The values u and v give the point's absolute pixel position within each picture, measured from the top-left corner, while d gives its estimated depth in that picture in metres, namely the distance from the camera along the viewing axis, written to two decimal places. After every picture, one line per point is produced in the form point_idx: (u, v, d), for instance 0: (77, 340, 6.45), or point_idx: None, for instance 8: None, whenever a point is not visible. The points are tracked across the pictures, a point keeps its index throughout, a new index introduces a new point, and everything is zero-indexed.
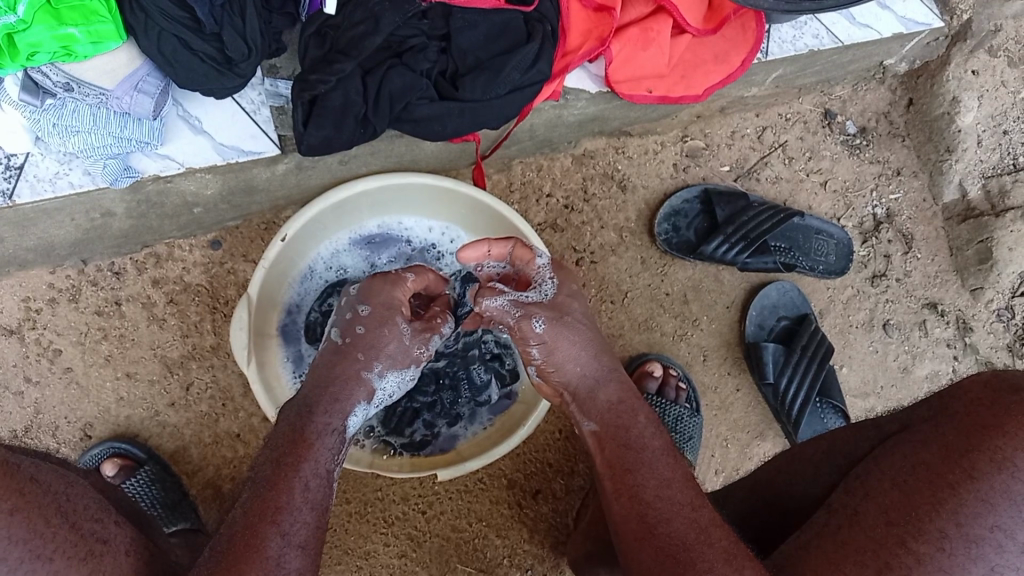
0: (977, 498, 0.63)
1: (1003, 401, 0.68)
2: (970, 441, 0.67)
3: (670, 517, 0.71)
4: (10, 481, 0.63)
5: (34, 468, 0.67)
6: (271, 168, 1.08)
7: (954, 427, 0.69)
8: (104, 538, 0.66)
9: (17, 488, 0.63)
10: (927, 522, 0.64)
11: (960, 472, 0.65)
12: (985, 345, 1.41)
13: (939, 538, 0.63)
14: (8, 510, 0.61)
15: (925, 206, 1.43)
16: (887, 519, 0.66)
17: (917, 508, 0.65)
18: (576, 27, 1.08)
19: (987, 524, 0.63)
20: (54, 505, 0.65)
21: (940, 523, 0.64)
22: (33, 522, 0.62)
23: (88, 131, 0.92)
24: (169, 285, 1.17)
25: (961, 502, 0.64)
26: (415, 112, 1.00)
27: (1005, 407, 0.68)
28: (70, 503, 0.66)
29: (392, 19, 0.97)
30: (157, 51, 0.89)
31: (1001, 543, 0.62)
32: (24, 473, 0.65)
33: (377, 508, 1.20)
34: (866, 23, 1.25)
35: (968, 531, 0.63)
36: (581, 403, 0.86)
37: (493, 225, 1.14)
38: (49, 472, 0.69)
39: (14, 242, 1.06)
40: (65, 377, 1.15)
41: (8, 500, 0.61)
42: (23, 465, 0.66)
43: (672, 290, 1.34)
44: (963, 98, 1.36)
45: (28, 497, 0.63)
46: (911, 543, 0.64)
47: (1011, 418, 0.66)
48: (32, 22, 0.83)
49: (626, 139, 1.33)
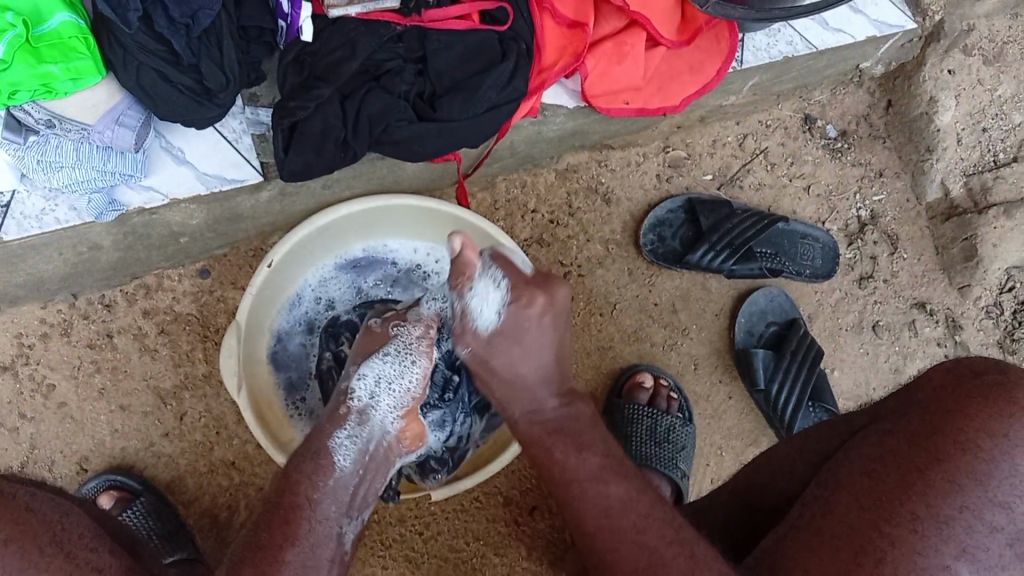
0: (945, 479, 0.65)
1: (968, 387, 0.71)
2: (935, 425, 0.69)
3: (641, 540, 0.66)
4: (7, 510, 0.64)
5: (27, 500, 0.69)
6: (255, 196, 1.09)
7: (919, 414, 0.71)
8: (99, 568, 0.66)
9: (14, 518, 0.64)
10: (898, 505, 0.65)
11: (926, 455, 0.67)
12: (975, 342, 1.42)
13: (911, 520, 0.64)
14: (4, 540, 0.62)
15: (908, 206, 1.44)
16: (859, 505, 0.67)
17: (888, 493, 0.66)
18: (552, 45, 1.09)
19: (956, 505, 0.64)
20: (50, 535, 0.66)
21: (911, 506, 0.65)
22: (29, 553, 0.63)
23: (72, 166, 0.93)
24: (160, 316, 1.18)
25: (930, 484, 0.65)
26: (395, 134, 1.01)
27: (963, 391, 0.70)
28: (67, 534, 0.67)
29: (367, 44, 0.99)
30: (137, 84, 0.90)
31: (971, 523, 0.64)
32: (22, 504, 0.67)
33: (374, 531, 1.20)
34: (839, 28, 1.26)
35: (938, 512, 0.64)
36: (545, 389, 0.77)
37: (478, 242, 1.15)
38: (42, 503, 0.70)
39: (3, 279, 1.07)
40: (59, 411, 1.16)
41: (3, 529, 0.63)
42: (20, 497, 0.67)
43: (661, 300, 1.35)
44: (941, 97, 1.37)
45: (23, 526, 0.64)
46: (884, 526, 0.64)
47: (972, 400, 0.69)
48: (12, 61, 0.83)
49: (609, 152, 1.34)
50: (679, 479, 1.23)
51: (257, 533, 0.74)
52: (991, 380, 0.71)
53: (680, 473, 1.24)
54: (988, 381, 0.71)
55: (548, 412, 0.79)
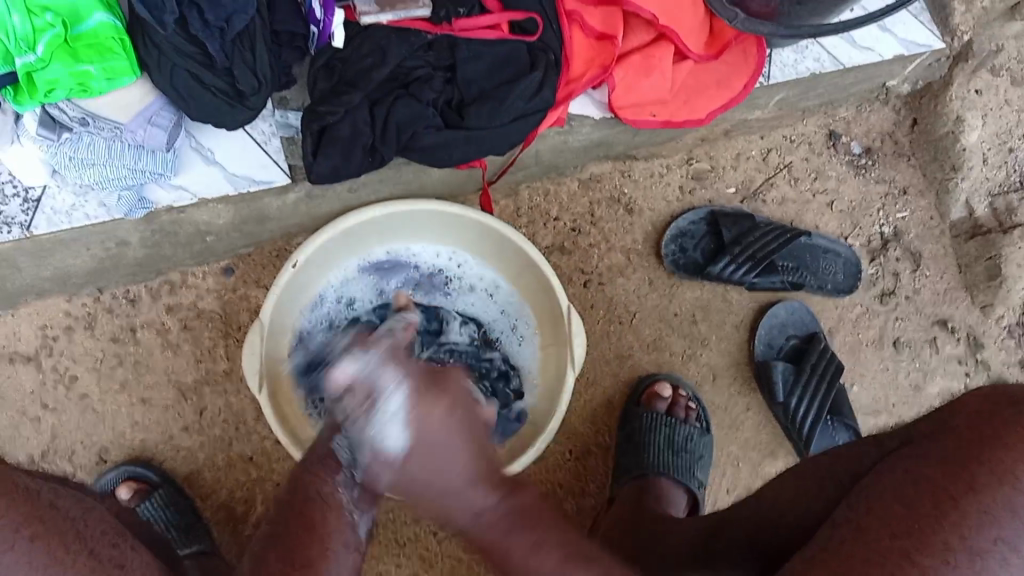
0: (980, 510, 0.65)
1: (1004, 413, 0.70)
2: (970, 455, 0.69)
3: None
4: (30, 507, 0.64)
5: (53, 494, 0.68)
6: (282, 197, 1.10)
7: (953, 442, 0.71)
8: (120, 564, 0.66)
9: (37, 514, 0.64)
10: (931, 535, 0.65)
11: (961, 484, 0.67)
12: (997, 361, 1.41)
13: (944, 550, 0.64)
14: (29, 537, 0.62)
15: (932, 224, 1.43)
16: (890, 532, 0.67)
17: (920, 521, 0.66)
18: (580, 55, 1.10)
19: (991, 536, 0.64)
20: (74, 530, 0.65)
21: (945, 535, 0.65)
22: (53, 548, 0.63)
23: (103, 164, 0.95)
24: (183, 312, 1.20)
25: (964, 514, 0.65)
26: (423, 140, 1.02)
27: (1003, 420, 0.70)
28: (88, 527, 0.67)
29: (398, 51, 1.00)
30: (171, 86, 0.91)
31: (1006, 556, 0.64)
32: (44, 499, 0.66)
33: (389, 530, 1.21)
34: (868, 46, 1.26)
35: (972, 544, 0.64)
36: None
37: (501, 246, 1.16)
38: (68, 498, 0.70)
39: (31, 272, 1.09)
40: (81, 403, 1.17)
41: (28, 525, 0.62)
42: (41, 490, 0.67)
43: (680, 310, 1.35)
44: (968, 117, 1.37)
45: (47, 523, 0.64)
46: (917, 555, 0.64)
47: (1009, 430, 0.69)
48: (50, 60, 0.85)
49: (632, 163, 1.35)
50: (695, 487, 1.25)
51: (276, 530, 0.76)
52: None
53: (697, 482, 1.26)
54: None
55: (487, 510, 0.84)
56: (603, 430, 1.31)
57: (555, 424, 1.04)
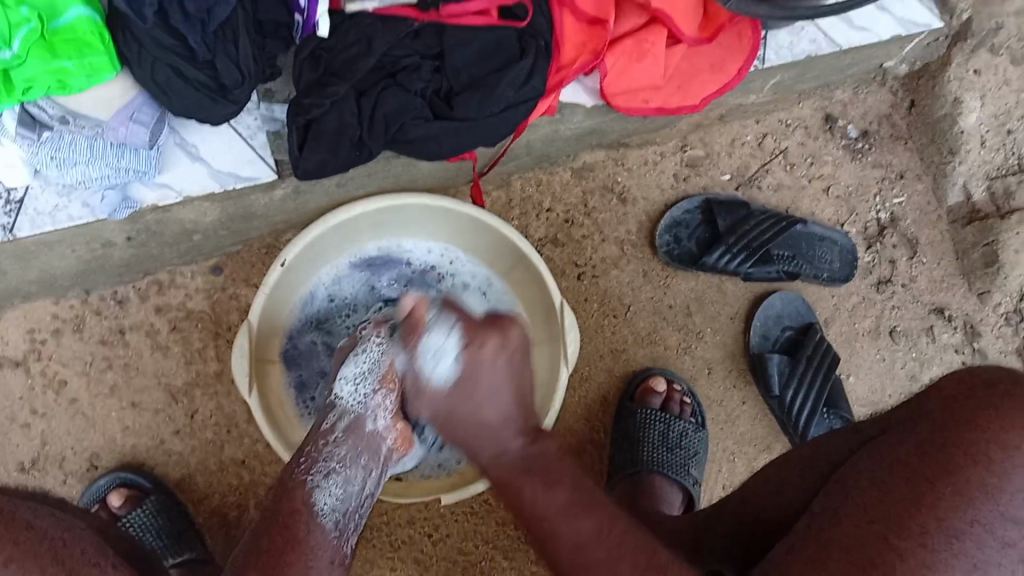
0: (955, 492, 0.64)
1: (978, 397, 0.69)
2: (946, 436, 0.67)
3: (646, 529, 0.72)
4: (6, 531, 0.62)
5: (30, 514, 0.66)
6: (269, 194, 1.08)
7: (931, 425, 0.70)
8: None
9: (13, 537, 0.62)
10: (908, 518, 0.64)
11: (937, 467, 0.66)
12: (993, 349, 1.40)
13: (921, 534, 0.63)
14: (6, 559, 0.60)
15: (929, 209, 1.42)
16: (868, 518, 0.66)
17: (898, 505, 0.65)
18: (571, 40, 1.08)
19: (967, 518, 0.63)
20: (52, 553, 0.63)
21: (921, 519, 0.63)
22: (29, 570, 0.61)
23: (86, 162, 0.93)
24: (172, 312, 1.18)
25: (940, 496, 0.64)
26: (410, 133, 1.00)
27: (977, 401, 0.69)
28: (68, 548, 0.65)
29: (384, 40, 0.98)
30: (152, 81, 0.89)
31: (982, 537, 0.62)
32: (21, 520, 0.64)
33: (383, 533, 1.19)
34: (865, 26, 1.24)
35: (948, 525, 0.62)
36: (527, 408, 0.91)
37: (492, 241, 1.15)
38: (48, 518, 0.68)
39: (15, 275, 1.07)
40: (70, 407, 1.16)
41: (3, 550, 0.60)
42: (20, 511, 0.65)
43: (676, 302, 1.33)
44: (965, 98, 1.35)
45: (23, 546, 0.62)
46: (893, 538, 0.63)
47: (984, 414, 0.67)
48: (27, 56, 0.83)
49: (626, 150, 1.33)
50: (690, 485, 1.24)
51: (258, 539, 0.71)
52: (998, 394, 0.68)
53: (691, 480, 1.25)
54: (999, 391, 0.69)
55: (513, 453, 0.76)
56: (598, 427, 1.30)
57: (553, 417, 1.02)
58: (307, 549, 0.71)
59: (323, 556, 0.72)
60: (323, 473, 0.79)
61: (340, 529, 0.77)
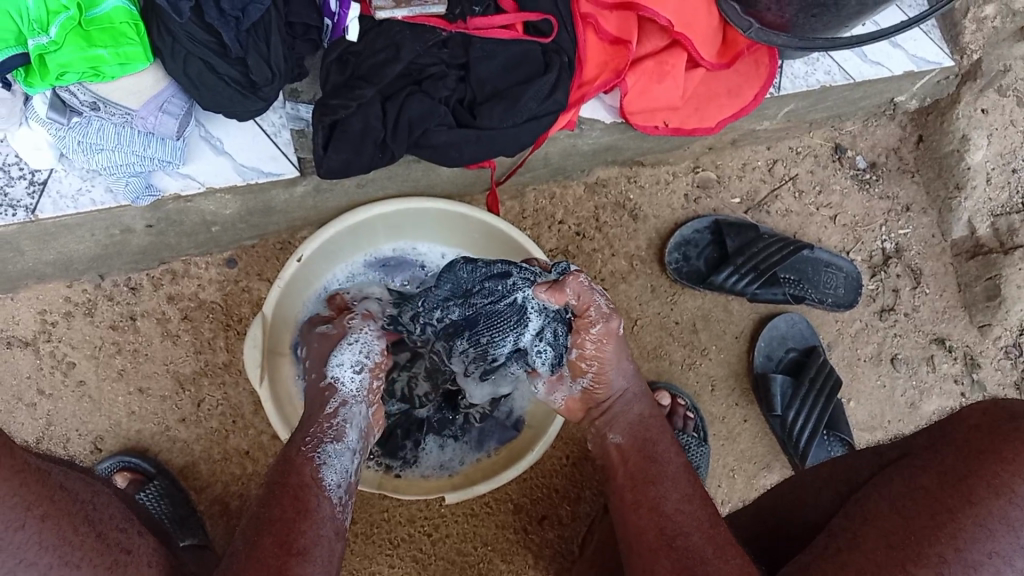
0: (976, 523, 0.67)
1: (1004, 433, 0.71)
2: (970, 466, 0.70)
3: (689, 531, 0.80)
4: (43, 487, 0.65)
5: (62, 476, 0.70)
6: (290, 190, 1.10)
7: (953, 452, 0.73)
8: (127, 548, 0.69)
9: (49, 495, 0.65)
10: (926, 547, 0.67)
11: (958, 498, 0.69)
12: (992, 382, 1.42)
13: (938, 562, 0.66)
14: (39, 516, 0.63)
15: (934, 241, 1.44)
16: (887, 542, 0.69)
17: (916, 532, 0.69)
18: (594, 58, 1.10)
19: (986, 550, 0.66)
20: (83, 513, 0.67)
21: (939, 548, 0.67)
22: (63, 530, 0.64)
23: (111, 149, 0.94)
24: (184, 302, 1.19)
25: (960, 527, 0.67)
26: (433, 138, 1.02)
27: (1003, 433, 0.71)
28: (96, 512, 0.69)
29: (412, 48, 0.99)
30: (184, 73, 0.91)
31: (998, 568, 0.65)
32: (54, 481, 0.68)
33: (383, 529, 1.20)
34: (878, 61, 1.26)
35: (966, 556, 0.66)
36: (609, 419, 0.96)
37: (505, 250, 1.16)
38: (76, 480, 0.72)
39: (33, 256, 1.08)
40: (77, 390, 1.17)
41: (40, 505, 0.63)
42: (53, 473, 0.69)
43: (681, 319, 1.35)
44: (973, 136, 1.37)
45: (57, 503, 0.65)
46: (912, 567, 0.66)
47: (1009, 444, 0.70)
48: (63, 43, 0.84)
49: (639, 169, 1.35)
50: None
51: (267, 507, 0.78)
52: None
53: None
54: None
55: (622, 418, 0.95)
56: None
57: (560, 415, 1.06)
58: (317, 519, 0.78)
59: (332, 530, 0.79)
60: (327, 454, 0.85)
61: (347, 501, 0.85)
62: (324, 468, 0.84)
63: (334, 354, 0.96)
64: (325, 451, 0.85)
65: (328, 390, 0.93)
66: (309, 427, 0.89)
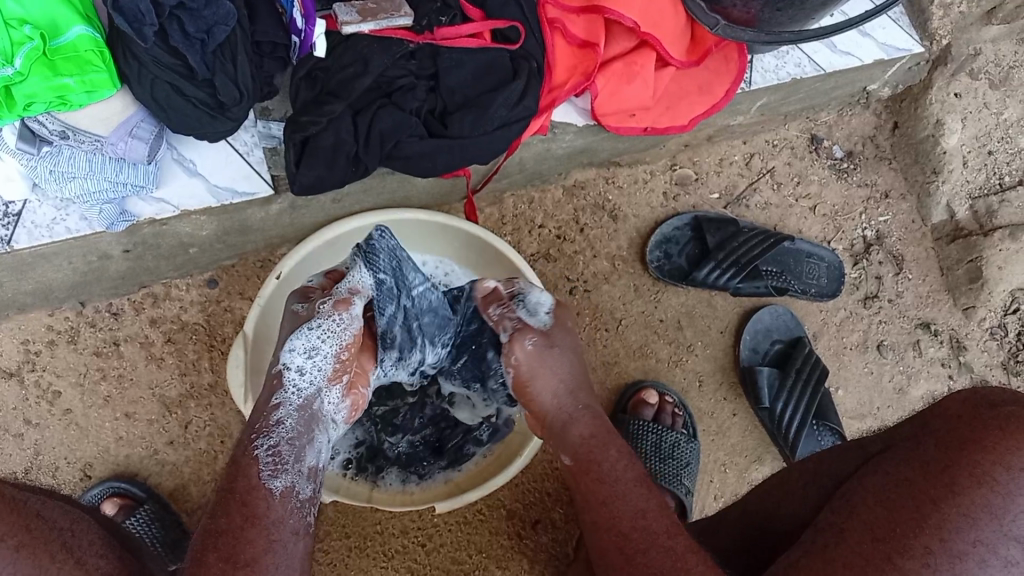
0: (960, 513, 0.67)
1: (984, 421, 0.72)
2: (952, 458, 0.71)
3: (647, 546, 0.77)
4: (17, 516, 0.66)
5: (40, 505, 0.70)
6: (265, 208, 1.10)
7: (935, 442, 0.73)
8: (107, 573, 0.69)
9: (24, 523, 0.65)
10: (912, 539, 0.67)
11: (941, 488, 0.69)
12: (979, 363, 1.42)
13: (924, 553, 0.66)
14: (13, 546, 0.64)
15: (914, 227, 1.44)
16: (873, 536, 0.69)
17: (901, 525, 0.69)
18: (562, 63, 1.10)
19: (970, 539, 0.66)
20: (60, 541, 0.67)
21: (925, 539, 0.67)
22: (39, 558, 0.65)
23: (83, 177, 0.94)
24: (166, 325, 1.19)
25: (945, 518, 0.67)
26: (406, 149, 1.01)
27: (982, 422, 0.72)
28: (75, 538, 0.69)
29: (380, 61, 0.99)
30: (151, 98, 0.91)
31: (984, 557, 0.66)
32: (30, 509, 0.68)
33: (377, 542, 1.20)
34: (847, 51, 1.27)
35: (951, 546, 0.66)
36: (561, 432, 0.91)
37: (486, 254, 1.16)
38: (55, 508, 0.71)
39: (11, 287, 1.08)
40: (64, 419, 1.16)
41: (14, 535, 0.64)
42: (29, 501, 0.69)
43: (666, 316, 1.35)
44: (947, 120, 1.37)
45: (33, 532, 0.65)
46: (897, 559, 0.67)
47: (989, 434, 0.71)
48: (28, 73, 0.84)
49: (616, 169, 1.35)
50: (684, 495, 1.25)
51: (215, 519, 0.75)
52: (1002, 416, 0.72)
53: (685, 489, 1.26)
54: (1003, 414, 0.73)
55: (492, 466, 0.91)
56: None
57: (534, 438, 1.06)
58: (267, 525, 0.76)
59: (287, 530, 0.77)
60: (268, 447, 0.82)
61: (303, 500, 0.82)
62: (272, 468, 0.81)
63: (292, 339, 0.89)
64: (264, 442, 0.82)
65: (276, 378, 0.88)
66: (255, 422, 0.86)
